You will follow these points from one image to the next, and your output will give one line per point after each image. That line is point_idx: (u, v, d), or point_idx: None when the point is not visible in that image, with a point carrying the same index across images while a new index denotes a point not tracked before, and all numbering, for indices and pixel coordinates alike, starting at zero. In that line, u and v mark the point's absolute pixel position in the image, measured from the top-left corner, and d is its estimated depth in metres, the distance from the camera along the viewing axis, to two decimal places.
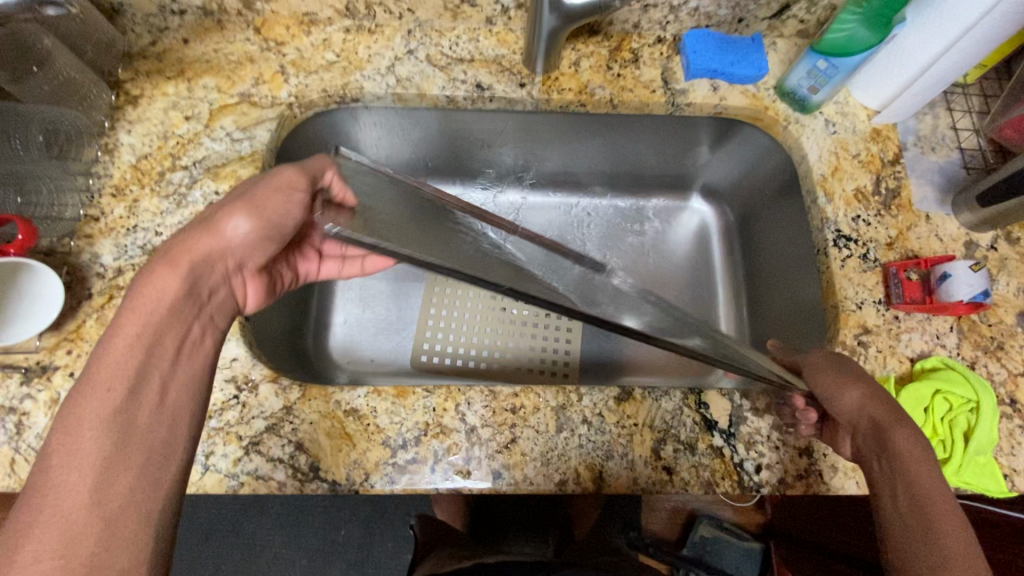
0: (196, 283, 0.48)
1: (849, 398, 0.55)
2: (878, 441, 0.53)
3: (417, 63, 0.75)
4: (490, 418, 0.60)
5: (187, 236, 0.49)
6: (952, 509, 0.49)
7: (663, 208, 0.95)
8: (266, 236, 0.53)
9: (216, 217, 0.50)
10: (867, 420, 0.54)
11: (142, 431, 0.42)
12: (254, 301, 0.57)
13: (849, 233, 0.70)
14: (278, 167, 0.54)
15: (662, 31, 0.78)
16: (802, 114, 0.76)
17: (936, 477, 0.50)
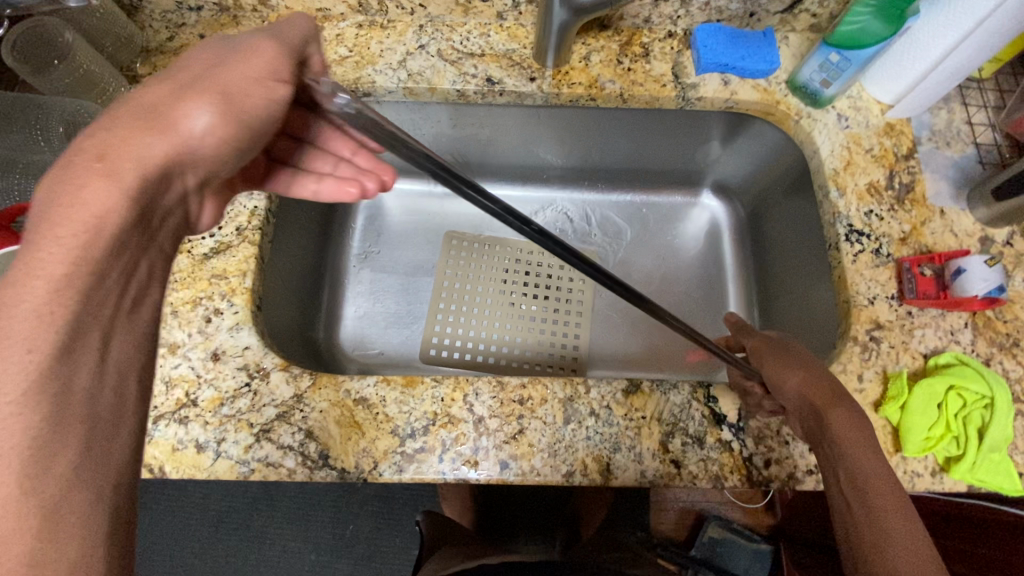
0: (147, 208, 0.40)
1: (789, 383, 0.57)
2: (819, 426, 0.54)
3: (428, 58, 0.76)
4: (498, 409, 0.61)
5: (128, 128, 0.38)
6: (893, 493, 0.50)
7: (673, 204, 0.94)
8: (233, 136, 0.43)
9: (169, 106, 0.39)
10: (808, 406, 0.55)
11: (78, 402, 0.35)
12: (210, 219, 0.51)
13: (861, 228, 0.69)
14: (248, 35, 0.43)
15: (673, 26, 0.78)
16: (814, 108, 0.75)
17: (874, 459, 0.51)
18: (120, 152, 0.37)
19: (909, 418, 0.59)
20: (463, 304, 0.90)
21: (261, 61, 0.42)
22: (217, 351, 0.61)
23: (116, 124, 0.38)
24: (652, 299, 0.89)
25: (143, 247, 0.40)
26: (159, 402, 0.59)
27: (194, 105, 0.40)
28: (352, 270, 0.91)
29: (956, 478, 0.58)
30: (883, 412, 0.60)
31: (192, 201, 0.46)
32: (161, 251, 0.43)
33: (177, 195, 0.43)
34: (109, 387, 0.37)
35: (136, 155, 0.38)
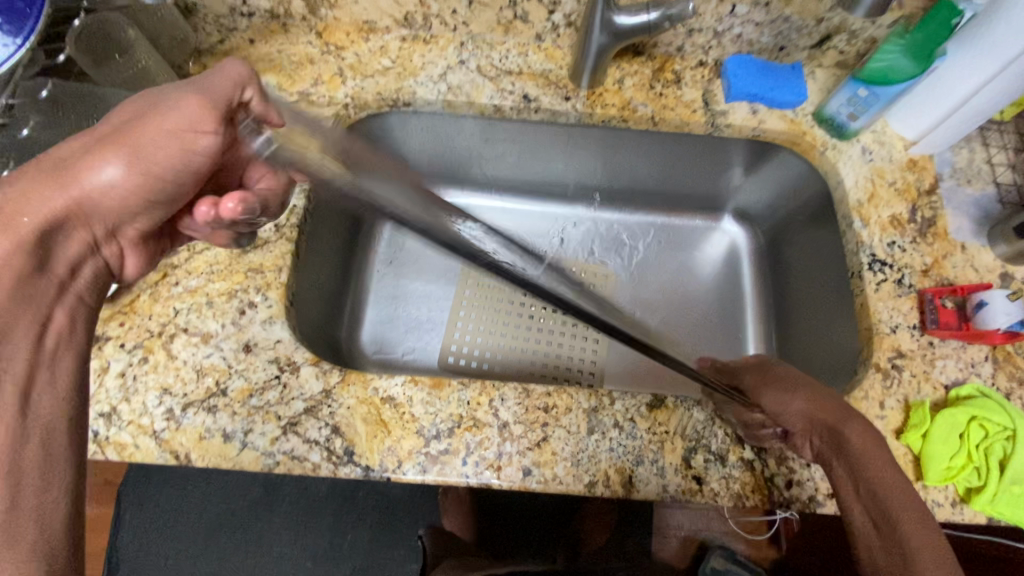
0: (47, 258, 0.46)
1: (795, 406, 0.59)
2: (835, 445, 0.55)
3: (469, 73, 0.79)
4: (523, 416, 0.61)
5: (31, 187, 0.45)
6: (910, 504, 0.52)
7: (695, 227, 0.96)
8: (140, 190, 0.49)
9: (77, 165, 0.46)
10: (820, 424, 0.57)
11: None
12: (134, 268, 0.57)
13: (884, 258, 0.71)
14: (172, 92, 0.49)
15: (704, 55, 0.81)
16: (839, 140, 0.77)
17: (889, 472, 0.54)
18: (15, 208, 0.44)
19: (930, 446, 0.59)
20: (484, 315, 0.90)
21: (183, 115, 0.47)
22: (249, 343, 0.62)
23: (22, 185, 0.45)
24: (670, 318, 0.90)
25: (57, 294, 0.47)
26: (189, 390, 0.60)
27: (103, 160, 0.46)
28: (377, 275, 0.93)
29: (976, 510, 0.58)
30: (905, 440, 0.61)
31: (106, 248, 0.52)
32: (80, 298, 0.49)
33: (76, 244, 0.49)
34: (32, 441, 0.40)
35: (36, 208, 0.45)
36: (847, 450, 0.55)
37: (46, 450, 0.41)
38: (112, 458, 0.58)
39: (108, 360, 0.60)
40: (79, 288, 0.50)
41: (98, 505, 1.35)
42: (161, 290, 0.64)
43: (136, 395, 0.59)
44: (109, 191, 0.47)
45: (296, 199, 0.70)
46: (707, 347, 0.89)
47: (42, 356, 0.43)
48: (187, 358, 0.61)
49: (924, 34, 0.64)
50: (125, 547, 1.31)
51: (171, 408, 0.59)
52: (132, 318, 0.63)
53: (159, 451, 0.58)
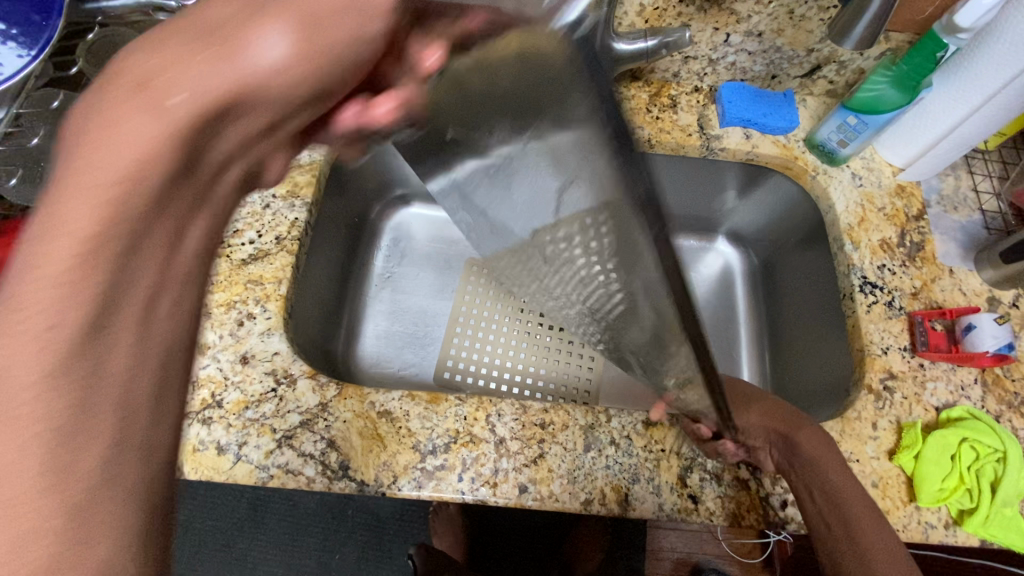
0: (193, 156, 0.35)
1: (753, 420, 0.61)
2: (790, 452, 0.58)
3: None
4: (520, 432, 0.61)
5: (198, 58, 0.33)
6: (857, 498, 0.56)
7: (689, 248, 0.98)
8: (309, 67, 0.37)
9: (241, 29, 0.34)
10: (782, 439, 0.59)
11: (113, 381, 0.30)
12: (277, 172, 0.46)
13: (875, 281, 0.72)
14: None
15: (700, 81, 0.83)
16: (830, 166, 0.79)
17: (842, 475, 0.57)
18: (165, 79, 0.32)
19: (923, 467, 0.60)
20: (480, 330, 0.91)
21: None
22: (246, 355, 0.62)
23: (168, 44, 0.33)
24: None
25: (193, 201, 0.36)
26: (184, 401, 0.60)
27: (271, 23, 0.35)
28: (374, 289, 0.93)
29: (968, 532, 0.59)
30: (898, 461, 0.61)
31: (264, 142, 0.42)
32: (216, 208, 0.39)
33: (235, 138, 0.38)
34: (151, 369, 0.33)
35: (192, 81, 0.32)
36: (806, 465, 0.57)
37: (128, 390, 0.31)
38: None
39: None
40: (219, 193, 0.40)
41: None
42: None
43: None
44: (276, 70, 0.35)
45: (298, 212, 0.71)
46: None
47: (172, 269, 0.35)
48: None
49: (909, 65, 0.67)
50: None
51: None
52: None
53: None
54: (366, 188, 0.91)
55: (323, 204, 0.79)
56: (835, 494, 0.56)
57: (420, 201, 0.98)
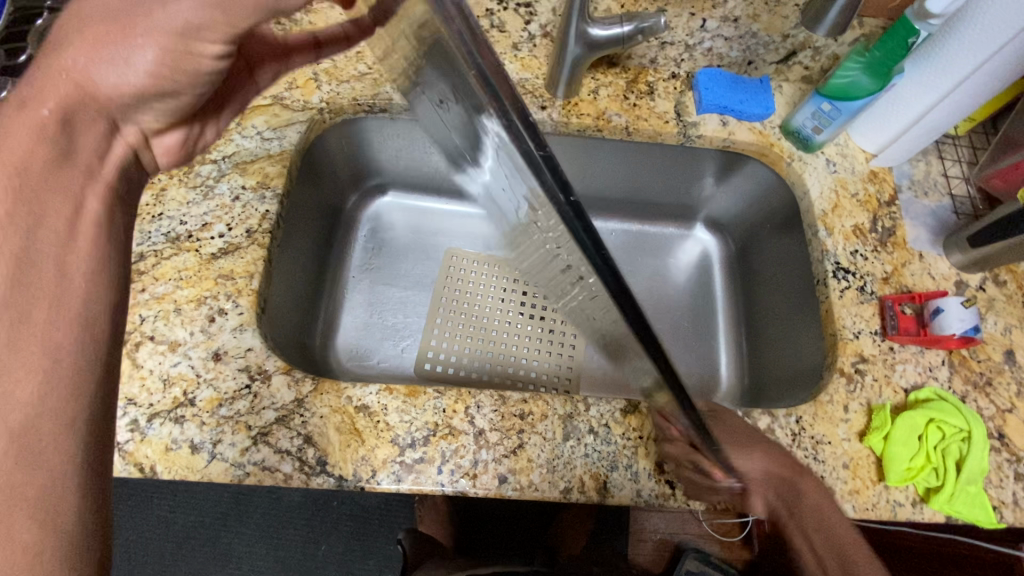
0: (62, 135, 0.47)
1: (755, 461, 0.59)
2: (789, 498, 0.59)
3: None
4: (499, 423, 0.61)
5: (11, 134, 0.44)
6: (861, 546, 0.58)
7: (668, 235, 1.00)
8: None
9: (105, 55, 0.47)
10: (781, 485, 0.59)
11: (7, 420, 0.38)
12: None
13: (847, 266, 0.73)
14: None
15: (676, 68, 0.83)
16: (804, 152, 0.79)
17: (843, 522, 0.58)
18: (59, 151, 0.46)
19: (891, 448, 0.61)
20: (460, 320, 0.90)
21: None
22: (218, 352, 0.61)
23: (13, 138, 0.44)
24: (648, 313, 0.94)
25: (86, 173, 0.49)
26: (155, 399, 0.58)
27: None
28: (352, 281, 0.92)
29: (935, 509, 0.61)
30: (867, 442, 0.63)
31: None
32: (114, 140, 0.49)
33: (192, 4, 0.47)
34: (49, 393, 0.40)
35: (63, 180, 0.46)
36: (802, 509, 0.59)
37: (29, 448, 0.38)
38: None
39: None
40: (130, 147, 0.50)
41: None
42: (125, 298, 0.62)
43: None
44: None
45: (269, 204, 0.69)
46: (679, 353, 0.91)
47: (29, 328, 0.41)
48: (153, 367, 0.60)
49: (883, 51, 0.67)
50: None
51: (135, 419, 0.57)
52: None
53: (122, 464, 0.56)
54: (340, 176, 0.89)
55: (295, 192, 0.77)
56: (833, 540, 0.58)
57: (397, 190, 0.96)
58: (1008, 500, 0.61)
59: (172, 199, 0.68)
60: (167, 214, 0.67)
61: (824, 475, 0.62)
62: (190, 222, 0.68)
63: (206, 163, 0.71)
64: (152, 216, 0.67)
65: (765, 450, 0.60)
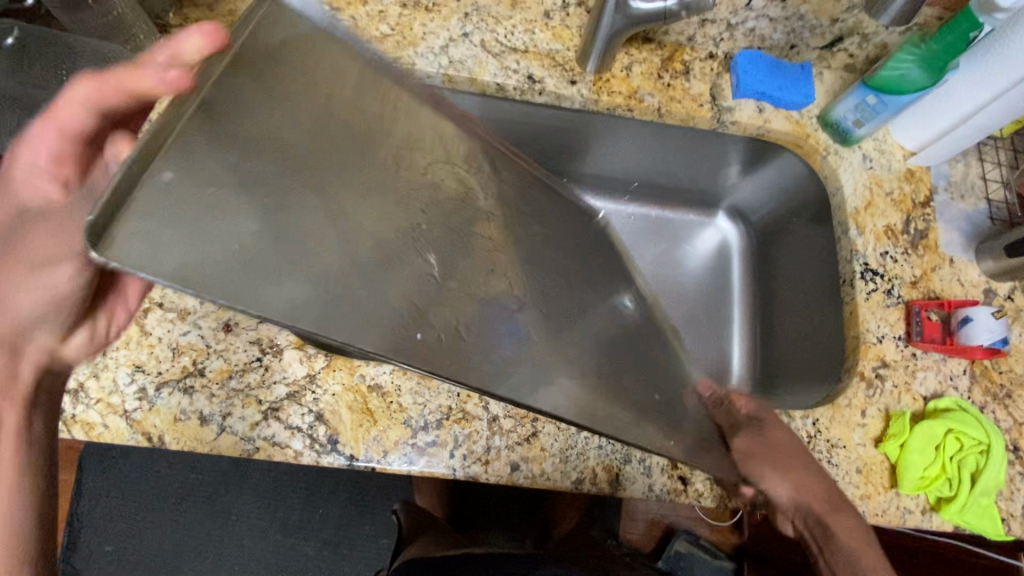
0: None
1: (788, 493, 0.59)
2: (820, 523, 0.60)
3: (471, 48, 0.75)
4: (513, 410, 0.60)
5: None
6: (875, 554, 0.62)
7: (689, 221, 0.97)
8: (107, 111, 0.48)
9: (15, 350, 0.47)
10: (813, 516, 0.60)
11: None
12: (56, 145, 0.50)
13: (876, 268, 0.71)
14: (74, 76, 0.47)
15: (714, 48, 0.78)
16: (841, 146, 0.76)
17: (865, 541, 0.60)
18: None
19: (907, 455, 0.61)
20: None
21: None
22: (228, 323, 0.59)
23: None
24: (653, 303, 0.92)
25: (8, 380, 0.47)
26: (164, 368, 0.57)
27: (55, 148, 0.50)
28: None
29: (944, 518, 0.61)
30: (883, 448, 0.62)
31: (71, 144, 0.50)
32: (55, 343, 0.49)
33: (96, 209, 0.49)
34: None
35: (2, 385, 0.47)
36: (830, 533, 0.60)
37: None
38: (80, 437, 0.55)
39: None
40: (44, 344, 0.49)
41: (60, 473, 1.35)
42: None
43: (105, 372, 0.56)
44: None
45: None
46: (692, 343, 0.90)
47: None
48: (162, 335, 0.58)
49: (940, 45, 0.63)
50: (86, 515, 1.32)
51: (144, 387, 0.56)
52: None
53: (130, 432, 0.55)
54: None
55: None
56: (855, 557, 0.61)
57: None
58: (1018, 513, 0.61)
59: None
60: None
61: (838, 478, 0.61)
62: None
63: None
64: None
65: (798, 476, 0.59)
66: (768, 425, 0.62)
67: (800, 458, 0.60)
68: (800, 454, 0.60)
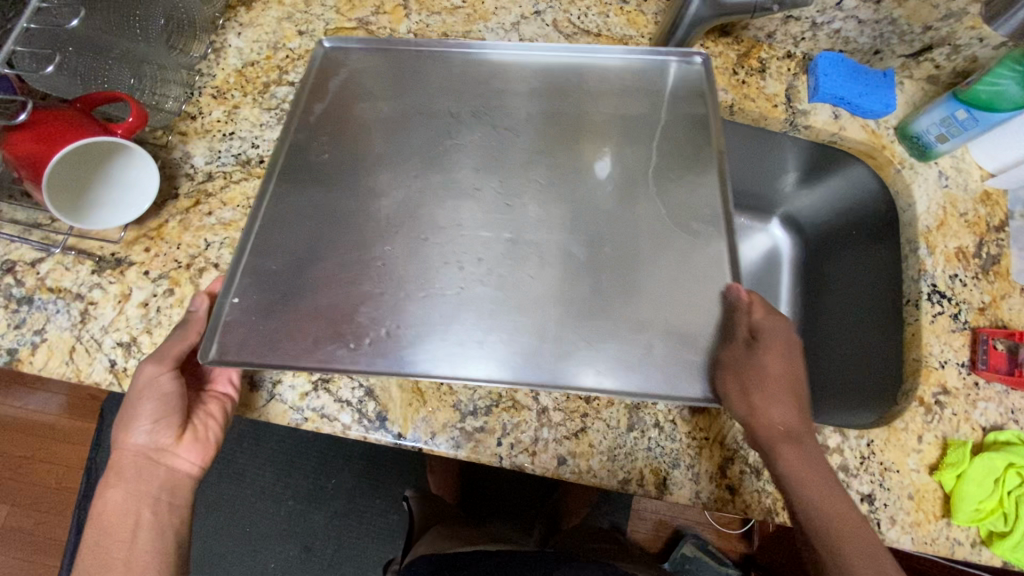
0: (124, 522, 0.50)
1: (768, 407, 0.53)
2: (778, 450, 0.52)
3: (543, 26, 0.72)
4: (563, 403, 0.59)
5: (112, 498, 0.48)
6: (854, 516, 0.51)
7: (740, 225, 0.95)
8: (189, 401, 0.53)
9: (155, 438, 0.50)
10: (787, 439, 0.52)
11: None
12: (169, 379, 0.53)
13: (944, 290, 0.69)
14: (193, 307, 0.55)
15: (793, 47, 0.75)
16: (918, 160, 0.73)
17: (823, 482, 0.51)
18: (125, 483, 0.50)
19: (964, 486, 0.59)
20: None
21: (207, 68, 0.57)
22: None
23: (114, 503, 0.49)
24: None
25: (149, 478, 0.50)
26: None
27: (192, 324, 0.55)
28: None
29: (994, 553, 0.59)
30: (938, 477, 0.61)
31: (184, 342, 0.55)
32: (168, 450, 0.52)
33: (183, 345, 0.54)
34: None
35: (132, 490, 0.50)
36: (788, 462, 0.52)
37: None
38: None
39: (130, 288, 0.56)
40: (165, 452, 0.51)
41: (82, 419, 1.37)
42: (192, 219, 0.59)
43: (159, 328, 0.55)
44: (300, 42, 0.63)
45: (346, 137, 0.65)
46: None
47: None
48: None
49: None
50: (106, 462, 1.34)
51: None
52: (159, 245, 0.58)
53: None
54: None
55: None
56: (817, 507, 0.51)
57: None
58: None
59: (244, 118, 0.63)
60: (239, 133, 0.63)
61: (888, 503, 0.60)
62: (262, 146, 0.63)
63: (282, 84, 0.65)
64: (223, 134, 0.62)
65: (776, 387, 0.53)
66: (766, 344, 0.55)
67: (796, 392, 0.54)
68: (793, 386, 0.54)
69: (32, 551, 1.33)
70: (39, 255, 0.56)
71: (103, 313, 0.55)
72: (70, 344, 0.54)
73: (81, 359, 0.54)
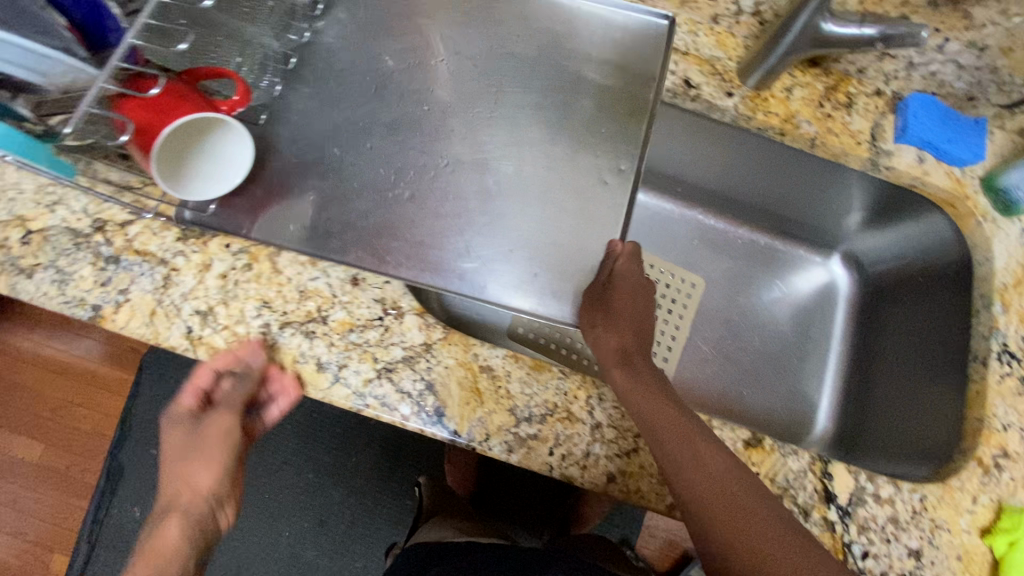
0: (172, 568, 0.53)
1: (610, 335, 0.61)
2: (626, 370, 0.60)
3: (632, 40, 0.71)
4: (617, 421, 0.59)
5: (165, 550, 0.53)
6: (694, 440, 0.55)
7: (798, 258, 0.95)
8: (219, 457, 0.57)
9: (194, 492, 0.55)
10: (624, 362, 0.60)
11: None
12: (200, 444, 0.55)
13: (1014, 350, 0.67)
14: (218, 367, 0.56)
15: (884, 85, 0.73)
16: (1001, 216, 0.71)
17: (657, 404, 0.57)
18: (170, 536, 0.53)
19: (1018, 554, 0.58)
20: None
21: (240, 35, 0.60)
22: (358, 276, 0.60)
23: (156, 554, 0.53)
24: (743, 328, 0.93)
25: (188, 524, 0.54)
26: (290, 308, 0.58)
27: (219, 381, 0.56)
28: None
29: None
30: (990, 540, 0.59)
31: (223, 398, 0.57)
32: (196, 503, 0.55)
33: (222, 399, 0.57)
34: None
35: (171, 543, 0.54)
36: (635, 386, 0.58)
37: None
38: (202, 359, 0.56)
39: (211, 258, 0.58)
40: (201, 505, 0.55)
41: (123, 369, 1.42)
42: None
43: (235, 301, 0.57)
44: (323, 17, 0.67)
45: None
46: (773, 382, 0.89)
47: None
48: (292, 276, 0.59)
49: None
50: (142, 413, 1.40)
51: (269, 322, 0.57)
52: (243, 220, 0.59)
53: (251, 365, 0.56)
54: None
55: None
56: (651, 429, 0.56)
57: None
58: None
59: None
60: None
61: (935, 561, 0.59)
62: None
63: None
64: None
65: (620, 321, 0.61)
66: (619, 284, 0.62)
67: (637, 322, 0.63)
68: (633, 323, 0.62)
69: (62, 489, 1.38)
70: (129, 218, 0.58)
71: (184, 280, 0.57)
72: (151, 307, 0.56)
73: (160, 322, 0.56)
